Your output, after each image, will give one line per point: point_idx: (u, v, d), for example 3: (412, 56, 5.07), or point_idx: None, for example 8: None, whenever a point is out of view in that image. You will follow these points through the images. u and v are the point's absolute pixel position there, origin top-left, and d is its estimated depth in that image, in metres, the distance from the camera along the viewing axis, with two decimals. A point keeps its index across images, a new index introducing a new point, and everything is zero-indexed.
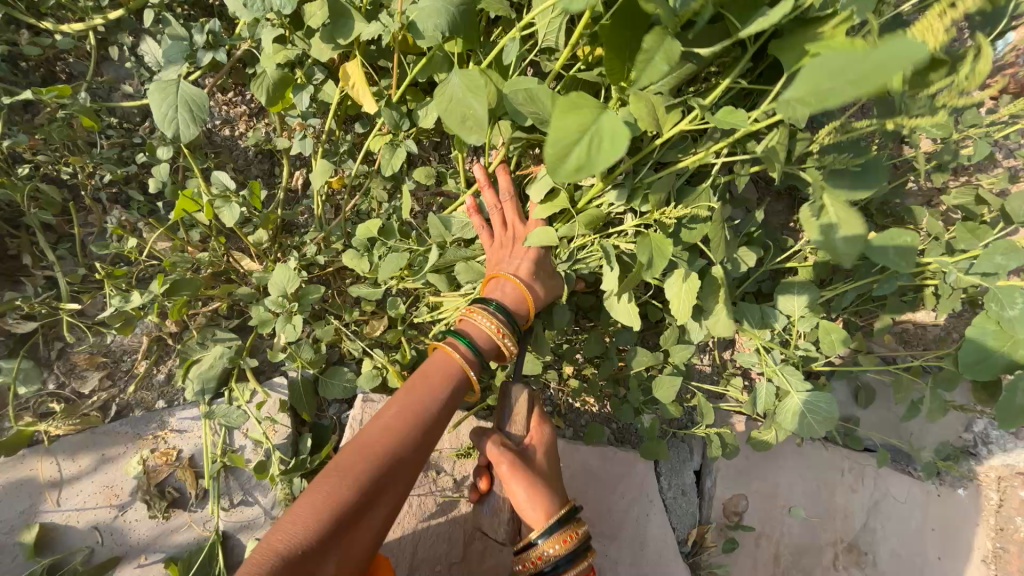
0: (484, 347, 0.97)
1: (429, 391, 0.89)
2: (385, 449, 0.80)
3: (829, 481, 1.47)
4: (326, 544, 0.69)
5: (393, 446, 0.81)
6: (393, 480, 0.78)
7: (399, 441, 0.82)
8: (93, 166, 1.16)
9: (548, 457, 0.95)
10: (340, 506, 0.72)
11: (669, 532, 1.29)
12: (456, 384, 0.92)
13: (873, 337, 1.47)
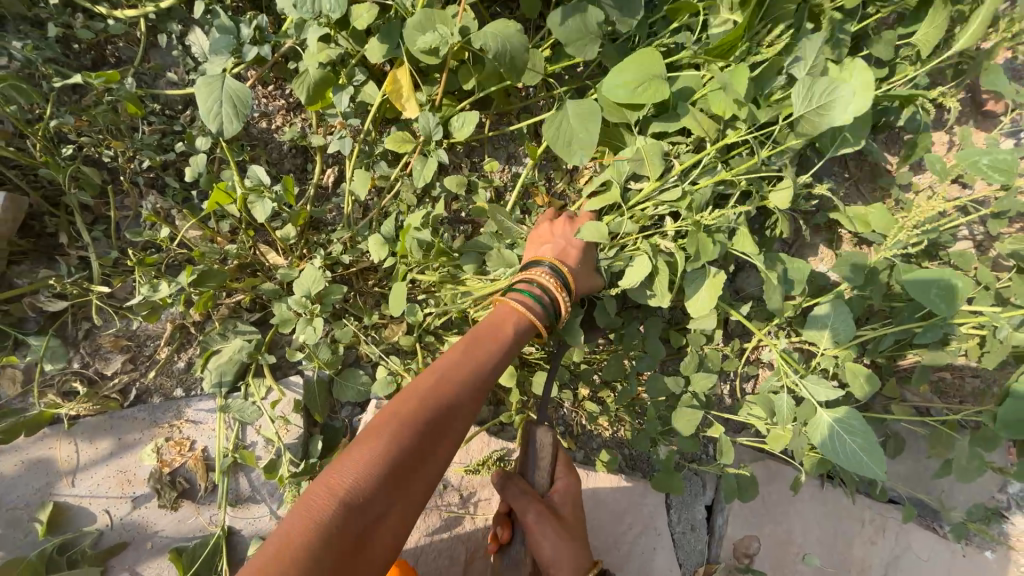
0: (545, 301, 0.95)
1: (488, 351, 0.86)
2: (447, 393, 0.77)
3: (848, 531, 1.40)
4: (391, 491, 0.66)
5: (452, 391, 0.78)
6: (453, 430, 0.75)
7: (460, 389, 0.79)
8: (133, 151, 1.18)
9: (573, 508, 0.95)
10: (402, 448, 0.69)
11: (675, 569, 1.25)
12: (514, 338, 0.90)
13: (907, 384, 1.40)
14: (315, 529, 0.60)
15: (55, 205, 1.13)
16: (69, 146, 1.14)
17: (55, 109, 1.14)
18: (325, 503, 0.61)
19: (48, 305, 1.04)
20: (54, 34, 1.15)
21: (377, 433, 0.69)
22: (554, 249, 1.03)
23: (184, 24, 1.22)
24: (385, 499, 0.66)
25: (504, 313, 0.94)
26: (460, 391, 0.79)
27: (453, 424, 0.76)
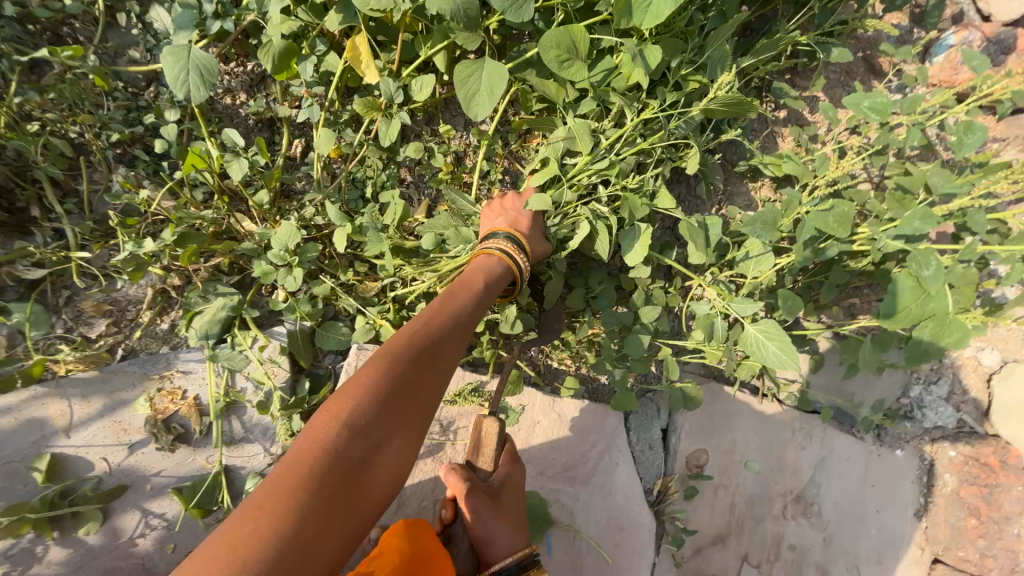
0: (502, 265, 1.10)
1: (459, 300, 0.98)
2: (435, 330, 0.89)
3: (781, 438, 1.62)
4: (388, 416, 0.73)
5: (440, 329, 0.90)
6: (437, 366, 0.85)
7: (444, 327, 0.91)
8: (101, 126, 1.21)
9: (511, 494, 1.05)
10: (397, 381, 0.77)
11: (635, 480, 1.40)
12: (483, 290, 1.03)
13: (823, 309, 1.62)
14: (325, 449, 0.66)
15: (24, 180, 1.15)
16: (34, 122, 1.16)
17: (17, 86, 1.16)
18: (329, 424, 0.68)
19: (27, 274, 1.07)
20: (10, 12, 1.17)
21: (370, 364, 0.77)
22: (506, 219, 1.18)
23: (144, 3, 1.26)
24: (391, 413, 0.74)
25: (474, 269, 1.08)
26: (445, 328, 0.91)
27: (443, 355, 0.88)
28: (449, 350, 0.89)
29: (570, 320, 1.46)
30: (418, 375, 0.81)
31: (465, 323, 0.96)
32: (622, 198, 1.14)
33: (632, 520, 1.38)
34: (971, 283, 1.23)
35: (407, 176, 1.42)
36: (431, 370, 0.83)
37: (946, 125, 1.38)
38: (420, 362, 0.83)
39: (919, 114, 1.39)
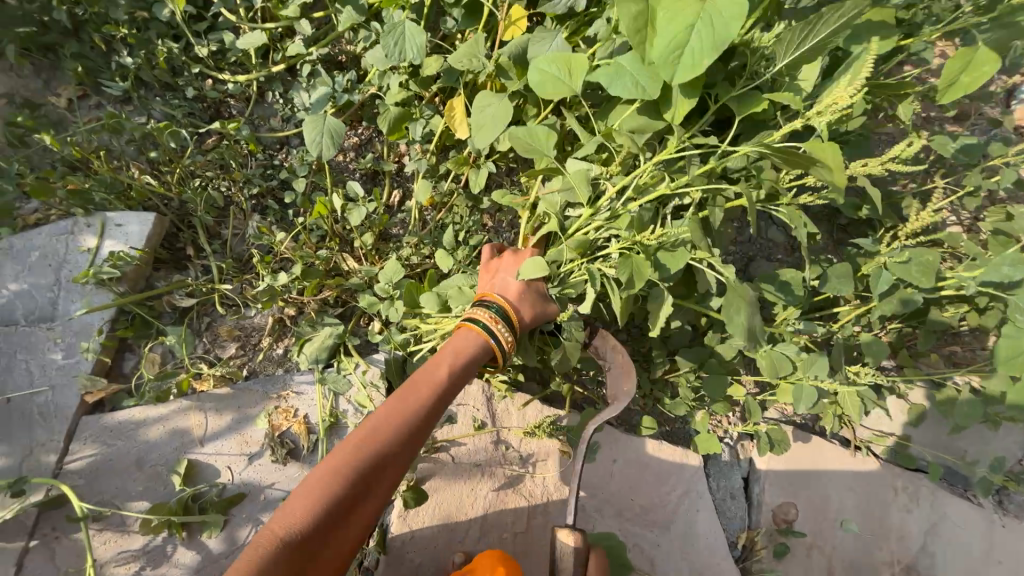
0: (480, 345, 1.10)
1: (426, 390, 0.99)
2: (397, 427, 0.92)
3: (881, 497, 1.48)
4: (326, 526, 0.78)
5: (402, 424, 0.92)
6: (390, 465, 0.88)
7: (410, 421, 0.94)
8: (245, 181, 1.46)
9: None
10: (340, 490, 0.82)
11: (718, 531, 1.34)
12: (452, 372, 1.03)
13: (919, 357, 1.52)
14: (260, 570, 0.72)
15: (184, 225, 1.40)
16: (197, 179, 1.42)
17: (188, 151, 1.43)
18: (265, 543, 0.74)
19: (181, 302, 1.27)
20: (189, 95, 1.47)
21: (314, 475, 0.82)
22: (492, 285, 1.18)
23: (285, 84, 1.54)
24: (337, 523, 0.80)
25: (457, 346, 1.09)
26: (412, 421, 0.94)
27: (403, 452, 0.91)
28: (411, 445, 0.93)
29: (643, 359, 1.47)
30: (372, 480, 0.86)
31: (435, 410, 0.99)
32: (625, 268, 1.05)
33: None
34: None
35: (490, 221, 1.56)
36: (385, 475, 0.87)
37: None
38: (377, 465, 0.87)
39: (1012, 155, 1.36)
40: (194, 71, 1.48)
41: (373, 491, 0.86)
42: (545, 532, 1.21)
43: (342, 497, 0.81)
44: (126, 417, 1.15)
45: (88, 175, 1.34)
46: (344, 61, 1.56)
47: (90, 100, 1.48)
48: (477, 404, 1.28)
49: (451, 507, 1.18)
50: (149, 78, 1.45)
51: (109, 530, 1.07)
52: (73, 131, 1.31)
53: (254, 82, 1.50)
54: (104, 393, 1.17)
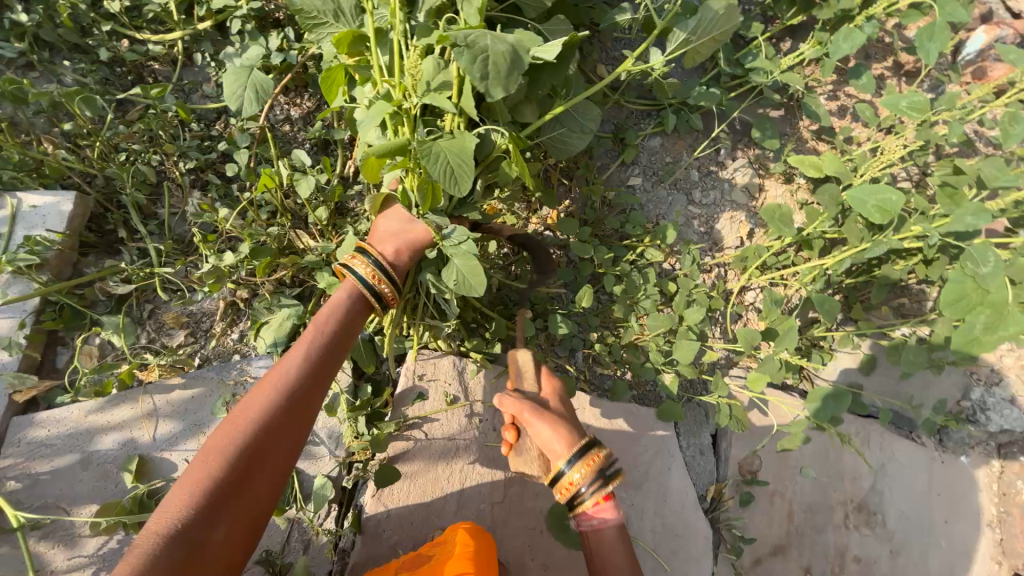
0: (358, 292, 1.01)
1: (311, 340, 0.93)
2: (272, 403, 0.84)
3: (836, 443, 1.57)
4: (217, 503, 0.74)
5: (279, 397, 0.85)
6: (284, 421, 0.84)
7: (294, 378, 0.88)
8: (179, 155, 1.32)
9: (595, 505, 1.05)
10: (227, 461, 0.77)
11: (689, 485, 1.38)
12: (344, 316, 0.98)
13: (872, 310, 1.59)
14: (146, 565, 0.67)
15: (113, 205, 1.27)
16: (122, 153, 1.28)
17: (108, 121, 1.28)
18: (147, 539, 0.68)
19: (116, 289, 1.16)
20: (104, 58, 1.31)
21: (195, 459, 0.77)
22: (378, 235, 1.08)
23: (217, 44, 1.39)
24: (212, 521, 0.73)
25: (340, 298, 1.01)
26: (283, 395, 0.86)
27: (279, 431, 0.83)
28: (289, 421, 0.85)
29: (613, 325, 1.48)
30: (245, 467, 0.78)
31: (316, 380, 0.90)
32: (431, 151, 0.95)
33: (689, 528, 1.35)
34: None
35: None
36: (262, 459, 0.80)
37: (989, 119, 1.39)
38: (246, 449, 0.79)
39: (957, 110, 1.41)
40: (107, 30, 1.31)
41: (269, 456, 0.82)
42: (523, 500, 1.22)
43: (230, 467, 0.77)
44: (64, 418, 1.06)
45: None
46: (281, 17, 1.42)
47: None
48: (448, 379, 1.25)
49: (427, 483, 1.17)
50: (54, 38, 1.28)
51: (56, 539, 0.99)
52: None
53: (179, 42, 1.35)
54: (35, 391, 1.07)
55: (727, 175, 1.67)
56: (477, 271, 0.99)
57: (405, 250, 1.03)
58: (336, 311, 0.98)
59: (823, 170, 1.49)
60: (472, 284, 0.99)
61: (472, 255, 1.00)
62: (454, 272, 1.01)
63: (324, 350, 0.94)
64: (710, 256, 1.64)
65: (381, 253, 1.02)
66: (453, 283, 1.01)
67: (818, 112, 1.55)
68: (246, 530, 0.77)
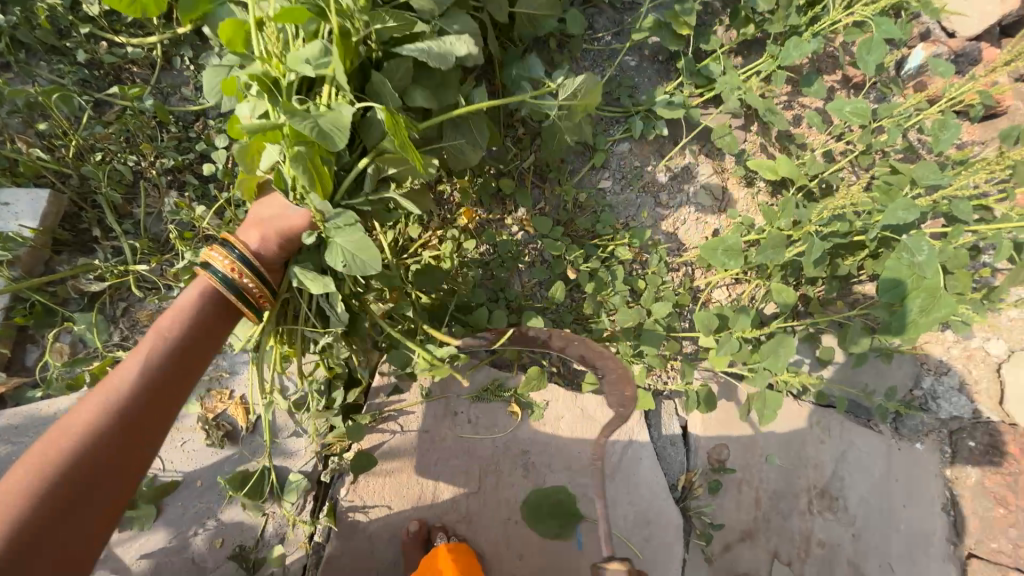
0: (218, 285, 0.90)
1: (173, 324, 0.84)
2: (119, 396, 0.75)
3: (799, 432, 1.64)
4: (41, 514, 0.66)
5: (127, 390, 0.76)
6: (132, 419, 0.75)
7: (148, 372, 0.78)
8: (156, 155, 1.34)
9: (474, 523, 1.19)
10: (58, 466, 0.68)
11: (660, 474, 1.43)
12: (212, 301, 0.88)
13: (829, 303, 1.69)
14: None
15: (88, 205, 1.28)
16: (98, 153, 1.29)
17: (84, 121, 1.30)
18: None
19: (90, 286, 1.17)
20: (82, 60, 1.32)
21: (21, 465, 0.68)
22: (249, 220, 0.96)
23: (196, 48, 1.42)
24: (30, 561, 0.64)
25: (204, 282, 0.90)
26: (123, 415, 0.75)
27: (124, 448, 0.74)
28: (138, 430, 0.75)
29: (586, 321, 1.54)
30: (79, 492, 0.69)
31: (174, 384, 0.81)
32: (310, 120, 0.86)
33: (659, 515, 1.40)
34: (966, 265, 1.31)
35: (430, 192, 1.55)
36: (106, 462, 0.71)
37: (925, 126, 1.52)
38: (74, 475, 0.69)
39: (897, 117, 1.53)
40: (85, 32, 1.33)
41: (115, 457, 0.73)
42: (497, 490, 1.27)
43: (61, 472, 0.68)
44: (38, 412, 1.08)
45: None
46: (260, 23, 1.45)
47: None
48: (423, 373, 1.28)
49: (402, 475, 1.20)
50: (30, 40, 1.29)
51: None
52: None
53: (158, 45, 1.37)
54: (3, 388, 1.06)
55: (692, 178, 1.76)
56: (367, 245, 0.88)
57: (274, 238, 0.93)
58: (200, 296, 0.88)
59: (779, 173, 1.59)
60: (366, 262, 0.88)
61: (357, 229, 0.90)
62: (340, 252, 0.90)
63: (179, 353, 0.82)
64: (678, 255, 1.72)
65: (246, 244, 0.91)
66: (343, 262, 0.90)
67: (775, 119, 1.65)
68: (83, 540, 0.69)
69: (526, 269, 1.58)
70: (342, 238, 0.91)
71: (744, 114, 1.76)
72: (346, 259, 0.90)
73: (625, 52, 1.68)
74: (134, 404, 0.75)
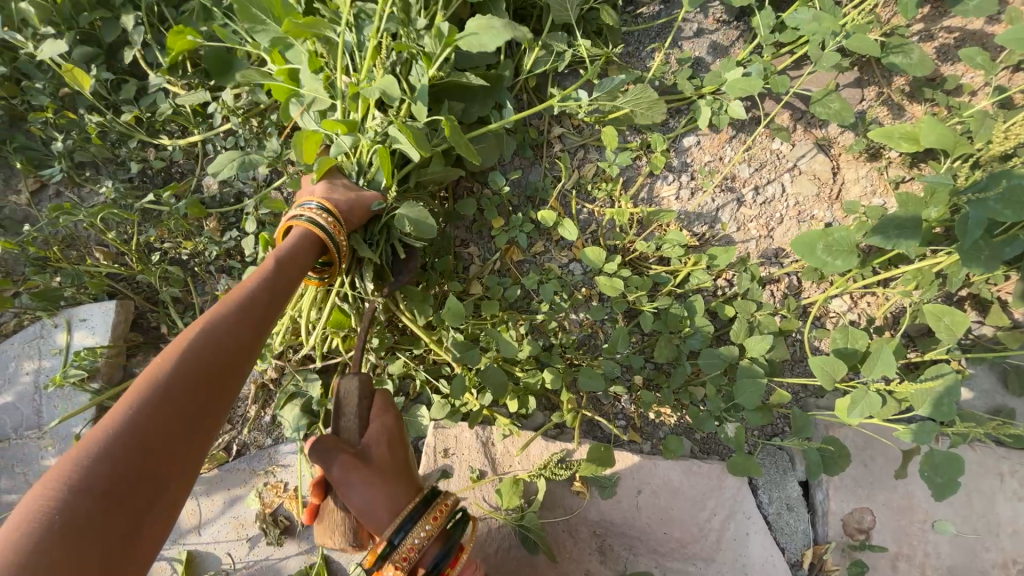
0: (287, 261, 0.92)
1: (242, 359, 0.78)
2: (148, 392, 0.66)
3: (979, 486, 1.22)
4: (136, 467, 0.61)
5: (160, 385, 0.67)
6: (180, 419, 0.67)
7: (161, 389, 0.67)
8: (203, 246, 1.38)
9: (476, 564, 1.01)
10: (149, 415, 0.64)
11: (775, 555, 1.15)
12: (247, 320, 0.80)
13: (1017, 308, 1.22)
14: (114, 437, 0.61)
15: (155, 302, 1.37)
16: (156, 254, 1.36)
17: (142, 225, 1.38)
18: (124, 431, 0.62)
19: None
20: (134, 168, 1.42)
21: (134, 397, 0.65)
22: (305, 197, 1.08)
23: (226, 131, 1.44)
24: (130, 498, 0.60)
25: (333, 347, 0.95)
26: (171, 390, 0.67)
27: (199, 400, 0.70)
28: (198, 425, 0.68)
29: (661, 366, 1.29)
30: (126, 482, 0.60)
31: (251, 323, 0.80)
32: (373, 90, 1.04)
33: None
34: None
35: (465, 237, 1.41)
36: (180, 425, 0.66)
37: None
38: (120, 482, 0.59)
39: None
40: (133, 140, 1.42)
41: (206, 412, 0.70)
42: None
43: (151, 421, 0.64)
44: None
45: (53, 270, 1.32)
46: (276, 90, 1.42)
47: (48, 190, 1.48)
48: (472, 451, 1.19)
49: None
50: (91, 156, 1.42)
51: None
52: (29, 230, 1.29)
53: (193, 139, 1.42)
54: None
55: (786, 163, 1.37)
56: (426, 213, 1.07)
57: (298, 256, 0.95)
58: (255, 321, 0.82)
59: (921, 142, 1.15)
60: (426, 225, 1.07)
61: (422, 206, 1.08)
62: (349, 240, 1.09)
63: (196, 371, 0.70)
64: (776, 265, 1.35)
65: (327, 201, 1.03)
66: (406, 224, 1.07)
67: (907, 66, 1.20)
68: (181, 456, 0.65)
69: (582, 307, 1.35)
70: (408, 207, 1.08)
71: (857, 64, 1.31)
72: (408, 221, 1.07)
73: (677, 23, 1.34)
74: (164, 394, 0.66)
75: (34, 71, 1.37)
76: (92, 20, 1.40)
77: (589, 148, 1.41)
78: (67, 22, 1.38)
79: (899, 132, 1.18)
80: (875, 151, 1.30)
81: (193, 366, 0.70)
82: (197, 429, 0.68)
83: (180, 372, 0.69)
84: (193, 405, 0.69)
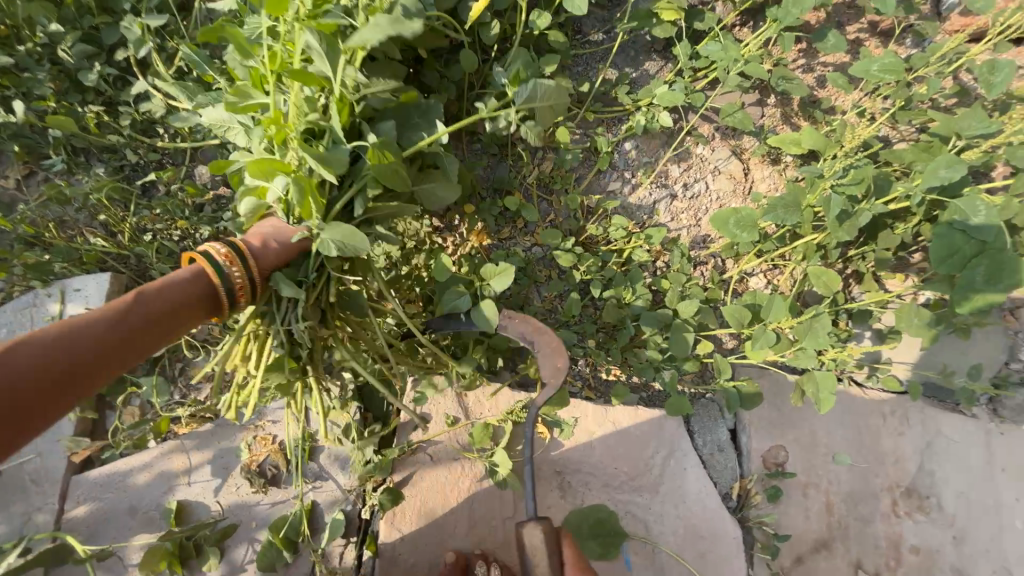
0: (198, 287, 0.98)
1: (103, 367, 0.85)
2: (12, 360, 0.73)
3: (869, 425, 1.47)
4: None
5: (22, 359, 0.74)
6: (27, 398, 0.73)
7: (21, 361, 0.74)
8: (194, 228, 1.48)
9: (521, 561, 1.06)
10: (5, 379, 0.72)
11: (707, 486, 1.35)
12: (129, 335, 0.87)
13: (887, 278, 1.52)
14: None
15: (146, 279, 1.45)
16: (148, 234, 1.45)
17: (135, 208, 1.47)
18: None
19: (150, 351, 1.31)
20: (129, 157, 1.53)
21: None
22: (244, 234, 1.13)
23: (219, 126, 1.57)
24: None
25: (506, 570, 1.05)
26: (35, 368, 0.75)
27: (51, 385, 0.77)
28: (42, 409, 0.75)
29: (611, 331, 1.49)
30: None
31: (133, 337, 0.88)
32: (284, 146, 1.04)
33: (714, 529, 1.32)
34: None
35: (439, 223, 1.58)
36: (26, 405, 0.73)
37: (968, 66, 1.36)
38: None
39: (936, 63, 1.37)
40: (129, 131, 1.53)
41: (55, 402, 0.77)
42: (534, 515, 1.27)
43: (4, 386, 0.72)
44: (115, 465, 1.22)
45: (44, 247, 1.40)
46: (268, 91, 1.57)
47: (40, 177, 1.56)
48: (447, 401, 1.34)
49: (439, 506, 1.24)
50: (86, 145, 1.52)
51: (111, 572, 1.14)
52: (23, 209, 1.36)
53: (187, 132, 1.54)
54: (89, 451, 1.23)
55: (708, 164, 1.66)
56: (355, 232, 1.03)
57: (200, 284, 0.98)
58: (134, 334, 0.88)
59: (803, 145, 1.46)
60: (357, 245, 1.02)
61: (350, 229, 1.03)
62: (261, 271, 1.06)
63: (59, 361, 0.78)
64: (704, 248, 1.62)
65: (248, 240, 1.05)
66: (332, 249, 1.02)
67: (791, 88, 1.52)
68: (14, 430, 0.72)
69: (543, 283, 1.55)
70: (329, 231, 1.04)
71: (757, 88, 1.64)
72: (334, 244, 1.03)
73: (616, 50, 1.64)
74: (24, 369, 0.74)
75: (35, 65, 1.47)
76: (94, 23, 1.51)
77: (547, 149, 1.65)
78: (70, 24, 1.49)
79: (789, 137, 1.48)
80: (775, 155, 1.62)
81: (49, 359, 0.77)
82: (39, 413, 0.75)
83: (47, 353, 0.77)
84: (43, 391, 0.76)
